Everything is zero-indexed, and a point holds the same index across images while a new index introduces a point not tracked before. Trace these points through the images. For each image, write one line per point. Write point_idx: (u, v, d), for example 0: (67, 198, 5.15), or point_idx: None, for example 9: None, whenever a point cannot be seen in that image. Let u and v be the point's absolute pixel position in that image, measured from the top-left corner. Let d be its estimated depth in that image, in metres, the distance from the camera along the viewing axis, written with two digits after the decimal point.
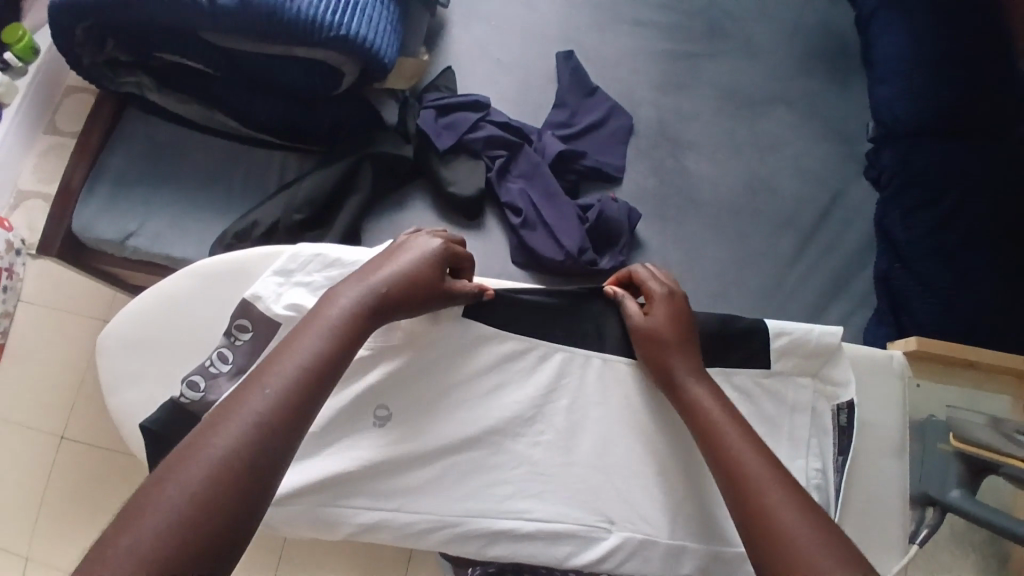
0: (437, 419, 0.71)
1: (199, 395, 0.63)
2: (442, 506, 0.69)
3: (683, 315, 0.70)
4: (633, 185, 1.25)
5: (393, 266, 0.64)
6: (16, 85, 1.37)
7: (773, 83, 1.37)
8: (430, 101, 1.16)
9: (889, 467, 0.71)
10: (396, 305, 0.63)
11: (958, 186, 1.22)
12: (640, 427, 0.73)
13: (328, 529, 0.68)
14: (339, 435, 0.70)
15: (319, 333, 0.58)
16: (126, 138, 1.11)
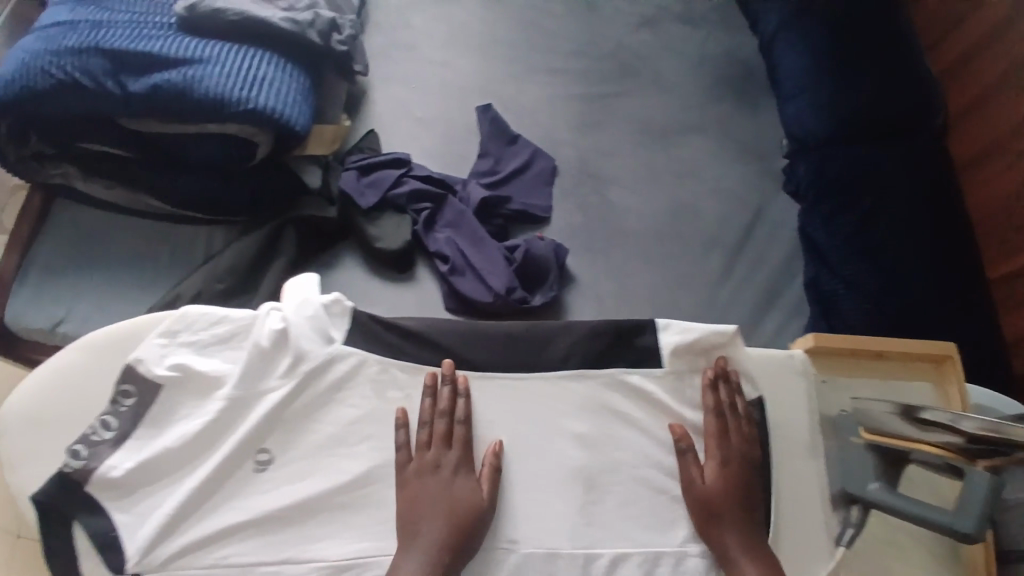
0: (322, 455, 0.67)
1: (82, 462, 0.64)
2: (341, 545, 0.64)
3: (467, 483, 0.67)
4: (561, 223, 1.28)
5: (437, 446, 0.67)
6: None
7: (688, 112, 1.43)
8: (352, 162, 1.19)
9: (803, 464, 0.73)
10: (464, 536, 0.64)
11: (866, 188, 1.28)
12: (532, 441, 0.70)
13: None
14: (213, 489, 0.65)
15: (425, 542, 0.63)
16: (59, 228, 1.12)
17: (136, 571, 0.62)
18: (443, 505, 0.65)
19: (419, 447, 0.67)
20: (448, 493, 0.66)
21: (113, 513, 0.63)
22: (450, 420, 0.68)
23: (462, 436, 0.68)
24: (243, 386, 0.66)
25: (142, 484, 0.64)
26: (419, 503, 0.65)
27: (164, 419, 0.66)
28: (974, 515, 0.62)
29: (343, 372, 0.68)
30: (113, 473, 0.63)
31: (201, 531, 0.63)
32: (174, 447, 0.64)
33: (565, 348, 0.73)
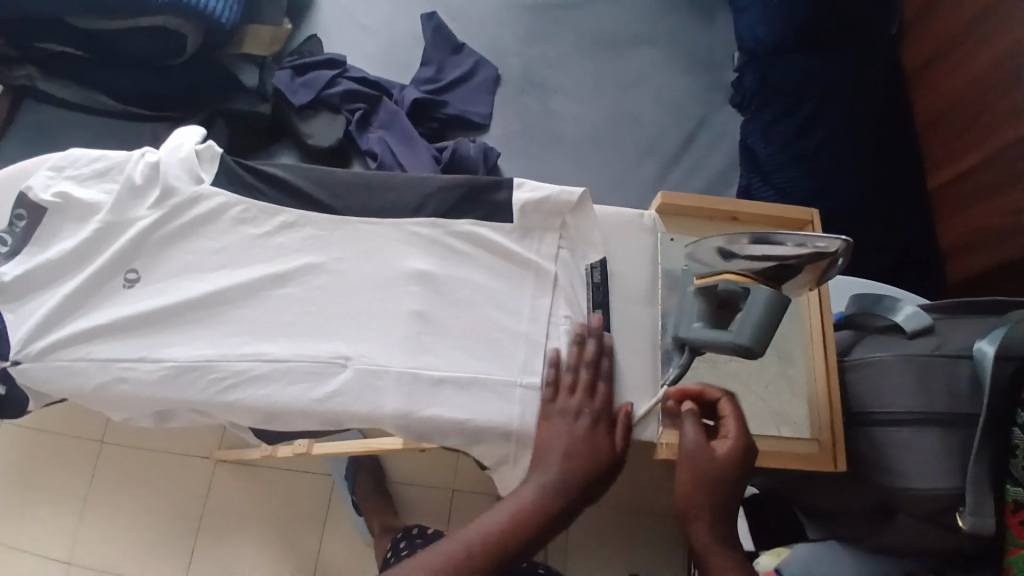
0: (171, 274, 0.66)
1: None
2: (181, 352, 0.62)
3: (606, 441, 0.62)
4: (499, 129, 1.30)
5: (580, 397, 0.63)
6: None
7: (638, 23, 1.41)
8: (289, 63, 1.23)
9: (642, 313, 0.71)
10: (586, 488, 0.60)
11: (815, 93, 1.23)
12: (377, 272, 0.67)
13: (81, 384, 0.62)
14: (83, 299, 0.65)
15: (542, 480, 0.60)
16: (19, 125, 1.20)
17: (16, 359, 0.63)
18: (570, 448, 0.61)
19: (560, 394, 0.64)
20: (576, 442, 0.61)
21: (2, 312, 0.65)
22: (584, 368, 0.65)
23: (606, 392, 0.65)
24: (116, 211, 0.66)
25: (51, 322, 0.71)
26: (544, 444, 0.62)
27: (47, 238, 0.67)
28: (755, 321, 0.58)
29: (209, 207, 0.67)
30: (2, 278, 0.65)
31: (66, 333, 0.63)
32: (53, 260, 0.65)
33: (416, 194, 0.71)
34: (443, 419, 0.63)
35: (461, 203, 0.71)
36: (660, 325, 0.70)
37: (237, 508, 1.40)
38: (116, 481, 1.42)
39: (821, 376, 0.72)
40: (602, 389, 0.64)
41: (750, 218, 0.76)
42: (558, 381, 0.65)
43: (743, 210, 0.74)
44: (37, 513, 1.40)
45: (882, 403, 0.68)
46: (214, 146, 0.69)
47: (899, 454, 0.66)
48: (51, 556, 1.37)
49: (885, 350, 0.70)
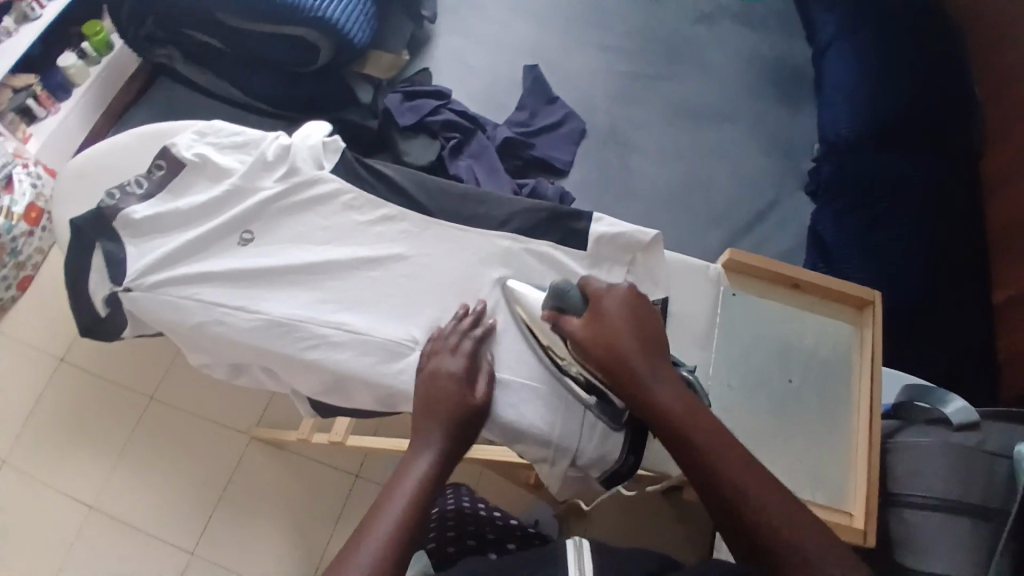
0: (279, 241, 0.74)
1: (113, 202, 0.74)
2: (274, 308, 0.69)
3: (473, 391, 0.65)
4: (577, 177, 1.38)
5: (457, 355, 0.66)
6: (88, 70, 1.62)
7: (724, 103, 1.49)
8: (400, 88, 1.35)
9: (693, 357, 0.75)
10: (466, 439, 0.62)
11: (886, 195, 1.28)
12: (459, 273, 0.74)
13: (184, 319, 0.69)
14: (199, 248, 0.72)
15: (434, 435, 0.60)
16: (155, 99, 1.35)
17: (129, 287, 0.70)
18: (452, 401, 0.63)
19: (436, 352, 0.67)
20: (450, 391, 0.63)
21: (126, 244, 0.73)
22: (460, 335, 0.68)
23: (469, 349, 0.67)
24: (247, 178, 0.75)
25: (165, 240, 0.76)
26: (430, 398, 0.63)
27: (180, 190, 0.75)
28: None
29: (325, 190, 0.75)
30: (134, 215, 0.72)
31: (177, 273, 0.70)
32: (183, 209, 0.73)
33: (506, 212, 0.77)
34: (492, 413, 0.68)
35: (542, 225, 0.76)
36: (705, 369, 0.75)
37: (259, 488, 1.44)
38: (153, 438, 1.48)
39: (860, 452, 0.74)
40: (467, 348, 0.67)
41: (811, 284, 0.80)
42: (436, 346, 0.67)
43: (805, 276, 0.78)
44: (72, 452, 1.46)
45: (916, 486, 0.74)
46: (338, 142, 0.79)
47: (932, 533, 0.72)
48: (77, 497, 1.42)
49: (929, 437, 0.76)
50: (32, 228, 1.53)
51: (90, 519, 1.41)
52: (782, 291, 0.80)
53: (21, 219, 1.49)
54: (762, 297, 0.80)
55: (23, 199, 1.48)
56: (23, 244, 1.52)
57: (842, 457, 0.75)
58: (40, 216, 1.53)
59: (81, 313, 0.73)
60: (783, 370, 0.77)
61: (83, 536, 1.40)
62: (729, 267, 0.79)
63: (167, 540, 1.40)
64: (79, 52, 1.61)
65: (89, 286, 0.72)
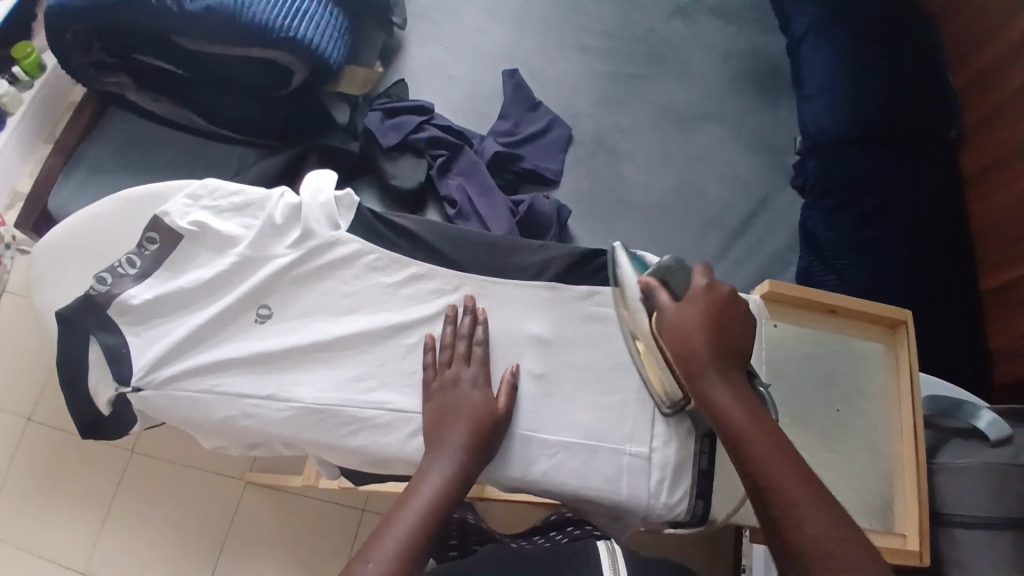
0: (302, 315, 0.68)
1: (105, 288, 0.65)
2: (309, 393, 0.64)
3: (491, 402, 0.63)
4: (569, 187, 1.34)
5: (474, 366, 0.65)
6: (22, 96, 1.45)
7: (707, 101, 1.46)
8: (379, 105, 1.28)
9: None
10: (485, 450, 0.61)
11: (873, 189, 1.30)
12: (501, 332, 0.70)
13: (206, 414, 0.64)
14: (211, 332, 0.66)
15: (452, 448, 0.59)
16: (108, 133, 1.23)
17: (137, 386, 0.63)
18: (469, 413, 0.62)
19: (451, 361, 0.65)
20: (466, 403, 0.62)
21: (126, 334, 0.65)
22: (469, 342, 0.67)
23: (481, 356, 0.66)
24: (255, 246, 0.68)
25: (151, 311, 0.66)
26: (445, 412, 0.62)
27: (180, 264, 0.67)
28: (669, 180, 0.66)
29: (346, 252, 0.69)
30: (131, 301, 0.65)
31: (192, 363, 0.64)
32: (186, 288, 0.65)
33: (541, 260, 0.73)
34: (557, 481, 0.65)
35: (577, 272, 0.73)
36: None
37: (261, 534, 1.36)
38: (139, 494, 1.38)
39: (907, 474, 0.75)
40: (479, 354, 0.66)
41: (847, 308, 0.79)
42: (451, 353, 0.66)
43: (839, 303, 0.78)
44: (51, 518, 1.35)
45: (962, 506, 0.77)
46: (352, 197, 0.72)
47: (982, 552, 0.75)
48: (63, 566, 1.32)
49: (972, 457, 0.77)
50: None
51: None
52: (817, 317, 0.80)
53: None
54: (798, 325, 0.79)
55: None
56: None
57: (890, 478, 0.76)
58: None
59: (82, 412, 0.66)
60: (828, 400, 0.78)
61: None
62: (766, 298, 0.78)
63: None
64: (9, 77, 1.44)
65: (89, 384, 0.65)
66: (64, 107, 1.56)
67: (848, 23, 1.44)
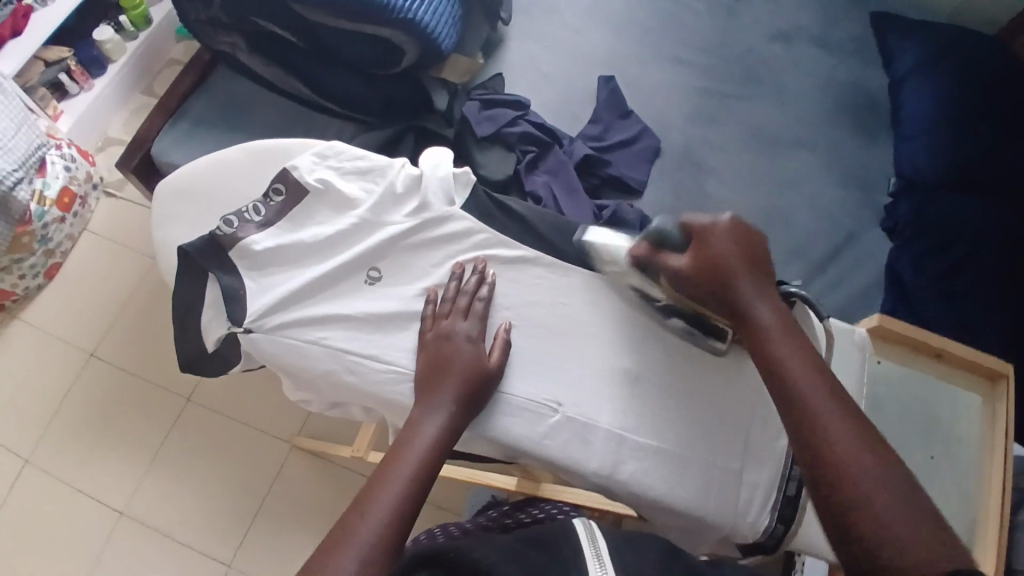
0: (408, 283, 0.71)
1: (232, 230, 0.69)
2: (410, 357, 0.66)
3: (477, 353, 0.65)
4: (652, 198, 1.33)
5: (469, 319, 0.67)
6: (124, 45, 1.57)
7: (801, 128, 1.43)
8: (476, 96, 1.30)
9: None
10: (477, 400, 0.64)
11: (967, 238, 1.26)
12: (601, 329, 0.72)
13: (311, 365, 0.66)
14: (328, 287, 0.69)
15: (444, 397, 0.62)
16: (214, 90, 1.28)
17: (249, 327, 0.66)
18: (463, 364, 0.64)
19: (448, 314, 0.67)
20: (455, 353, 0.65)
21: (245, 278, 0.69)
22: (472, 297, 0.69)
23: (479, 310, 0.68)
24: (375, 211, 0.71)
25: (272, 258, 0.69)
26: (439, 362, 0.64)
27: (303, 219, 0.71)
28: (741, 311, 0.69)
29: (458, 228, 0.73)
30: (255, 246, 0.69)
31: (305, 314, 0.67)
32: (310, 242, 0.69)
33: None
34: (643, 484, 0.66)
35: None
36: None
37: (299, 500, 1.35)
38: (184, 443, 1.39)
39: (990, 527, 0.82)
40: (477, 308, 0.68)
41: (953, 354, 0.88)
42: (443, 310, 0.67)
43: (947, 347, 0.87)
44: (99, 455, 1.38)
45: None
46: (469, 175, 0.75)
47: None
48: (104, 502, 1.35)
49: None
50: (66, 213, 1.46)
51: (122, 523, 1.33)
52: (923, 358, 0.89)
53: (53, 205, 1.41)
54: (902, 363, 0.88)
55: (56, 181, 1.41)
56: (55, 231, 1.45)
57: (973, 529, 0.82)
58: (71, 202, 1.46)
59: (188, 348, 0.69)
60: (926, 447, 0.86)
61: (113, 542, 1.32)
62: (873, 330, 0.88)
63: (204, 550, 1.31)
64: (115, 25, 1.56)
65: (201, 321, 0.69)
66: (161, 63, 1.68)
67: (955, 66, 1.40)
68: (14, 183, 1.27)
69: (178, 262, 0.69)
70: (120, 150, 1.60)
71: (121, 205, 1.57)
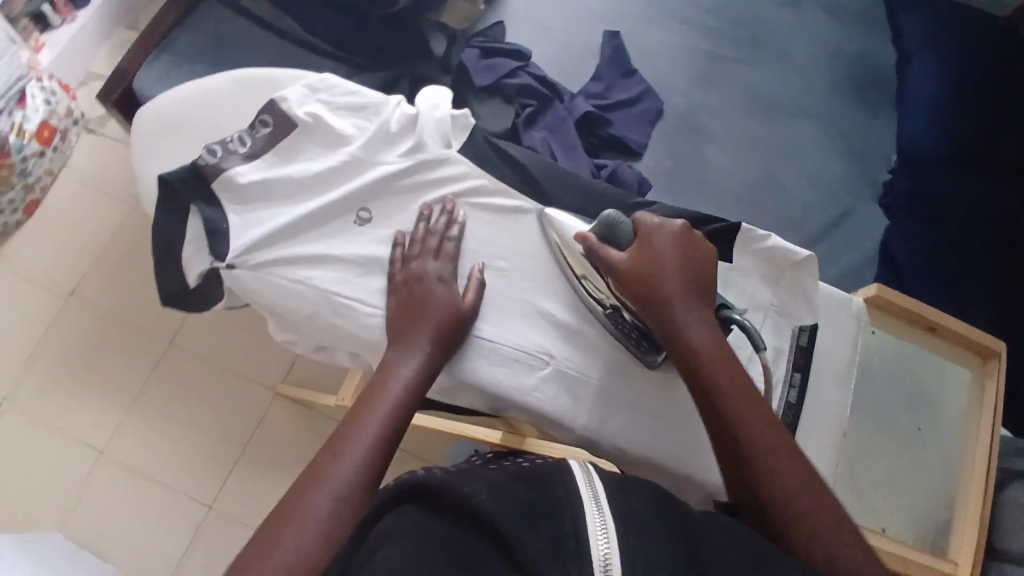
0: (398, 225, 0.68)
1: (215, 160, 0.66)
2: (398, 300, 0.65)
3: (449, 298, 0.63)
4: (651, 161, 1.30)
5: (441, 261, 0.65)
6: None
7: (806, 97, 1.40)
8: (476, 43, 1.25)
9: (832, 401, 0.73)
10: (451, 345, 0.62)
11: (964, 218, 1.25)
12: None
13: (296, 306, 0.64)
14: (316, 226, 0.66)
15: (419, 341, 0.61)
16: (201, 19, 1.21)
17: (231, 263, 0.64)
18: (437, 309, 0.62)
19: (420, 258, 0.65)
20: (428, 299, 0.63)
21: (227, 212, 0.66)
22: (441, 239, 0.67)
23: (451, 252, 0.66)
24: (368, 149, 0.69)
25: (257, 193, 0.66)
26: (412, 308, 0.62)
27: (290, 153, 0.68)
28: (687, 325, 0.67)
29: (454, 173, 0.70)
30: (238, 179, 0.66)
31: (291, 253, 0.65)
32: (298, 178, 0.66)
33: (643, 219, 0.73)
34: (629, 438, 0.66)
35: None
36: (844, 408, 0.73)
37: (279, 449, 1.34)
38: (164, 388, 1.37)
39: (971, 498, 0.86)
40: (449, 251, 0.66)
41: (947, 330, 0.90)
42: (412, 255, 0.65)
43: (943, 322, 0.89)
44: (76, 396, 1.35)
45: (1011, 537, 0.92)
46: (467, 120, 0.73)
47: None
48: (81, 444, 1.33)
49: None
50: (44, 148, 1.39)
51: (100, 465, 1.32)
52: (917, 332, 0.91)
53: (33, 138, 1.36)
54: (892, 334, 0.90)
55: (36, 115, 1.35)
56: (34, 166, 1.39)
57: (953, 498, 0.88)
58: (51, 137, 1.40)
59: (170, 283, 0.66)
60: (913, 420, 0.89)
61: (90, 483, 1.31)
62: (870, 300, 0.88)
63: (184, 495, 1.31)
64: None
65: (182, 256, 0.66)
66: None
67: (965, 42, 1.37)
68: None
69: (159, 191, 0.65)
70: (100, 84, 1.54)
71: (101, 143, 1.51)
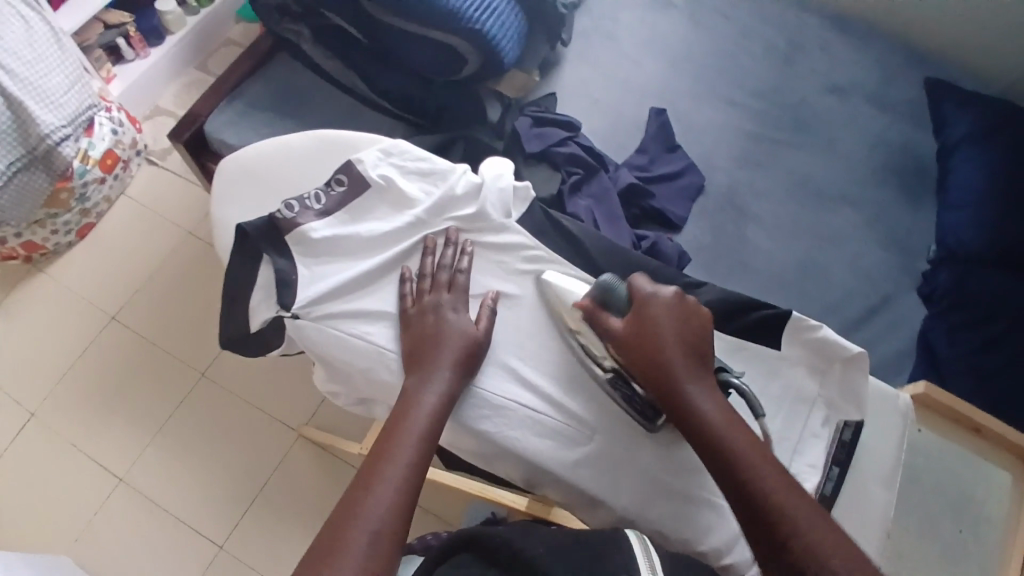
0: None
1: (292, 215, 0.70)
2: None
3: (466, 332, 0.66)
4: (690, 236, 1.33)
5: (454, 294, 0.68)
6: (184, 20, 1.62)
7: (846, 183, 1.42)
8: (528, 112, 1.30)
9: (877, 500, 0.71)
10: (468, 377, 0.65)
11: (1005, 316, 1.24)
12: None
13: (352, 359, 0.67)
14: (378, 283, 0.70)
15: (438, 375, 0.63)
16: (272, 75, 1.30)
17: (296, 314, 0.67)
18: (456, 342, 0.65)
19: (435, 292, 0.68)
20: (445, 333, 0.65)
21: (297, 264, 0.70)
22: (450, 271, 0.70)
23: (462, 284, 0.69)
24: (432, 213, 0.72)
25: (327, 247, 0.70)
26: (429, 342, 0.64)
27: (361, 212, 0.72)
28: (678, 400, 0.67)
29: (512, 241, 0.73)
30: (311, 234, 0.70)
31: (353, 308, 0.68)
32: (366, 237, 0.70)
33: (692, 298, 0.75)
34: (669, 520, 0.66)
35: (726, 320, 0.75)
36: (890, 508, 0.71)
37: (298, 493, 1.33)
38: (191, 419, 1.38)
39: None
40: (458, 282, 0.69)
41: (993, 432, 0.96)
42: (423, 287, 0.68)
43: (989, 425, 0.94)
44: (106, 419, 1.37)
45: None
46: (526, 189, 0.75)
47: None
48: (104, 468, 1.34)
49: None
50: (106, 175, 1.47)
51: (119, 492, 1.32)
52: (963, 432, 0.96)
53: (95, 164, 1.43)
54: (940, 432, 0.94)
55: (101, 143, 1.43)
56: (94, 191, 1.46)
57: None
58: (113, 164, 1.47)
59: (235, 327, 0.69)
60: None
61: (108, 509, 1.31)
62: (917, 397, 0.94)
63: (199, 530, 1.30)
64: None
65: (250, 302, 0.69)
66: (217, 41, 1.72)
67: (1008, 138, 1.37)
68: (61, 139, 1.28)
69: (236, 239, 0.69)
70: (167, 121, 1.63)
71: (160, 175, 1.58)
